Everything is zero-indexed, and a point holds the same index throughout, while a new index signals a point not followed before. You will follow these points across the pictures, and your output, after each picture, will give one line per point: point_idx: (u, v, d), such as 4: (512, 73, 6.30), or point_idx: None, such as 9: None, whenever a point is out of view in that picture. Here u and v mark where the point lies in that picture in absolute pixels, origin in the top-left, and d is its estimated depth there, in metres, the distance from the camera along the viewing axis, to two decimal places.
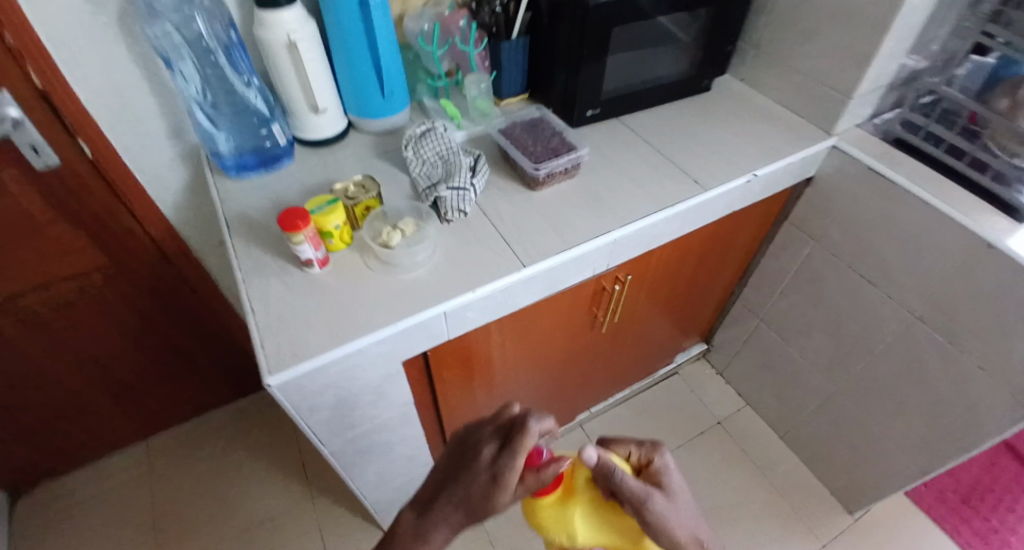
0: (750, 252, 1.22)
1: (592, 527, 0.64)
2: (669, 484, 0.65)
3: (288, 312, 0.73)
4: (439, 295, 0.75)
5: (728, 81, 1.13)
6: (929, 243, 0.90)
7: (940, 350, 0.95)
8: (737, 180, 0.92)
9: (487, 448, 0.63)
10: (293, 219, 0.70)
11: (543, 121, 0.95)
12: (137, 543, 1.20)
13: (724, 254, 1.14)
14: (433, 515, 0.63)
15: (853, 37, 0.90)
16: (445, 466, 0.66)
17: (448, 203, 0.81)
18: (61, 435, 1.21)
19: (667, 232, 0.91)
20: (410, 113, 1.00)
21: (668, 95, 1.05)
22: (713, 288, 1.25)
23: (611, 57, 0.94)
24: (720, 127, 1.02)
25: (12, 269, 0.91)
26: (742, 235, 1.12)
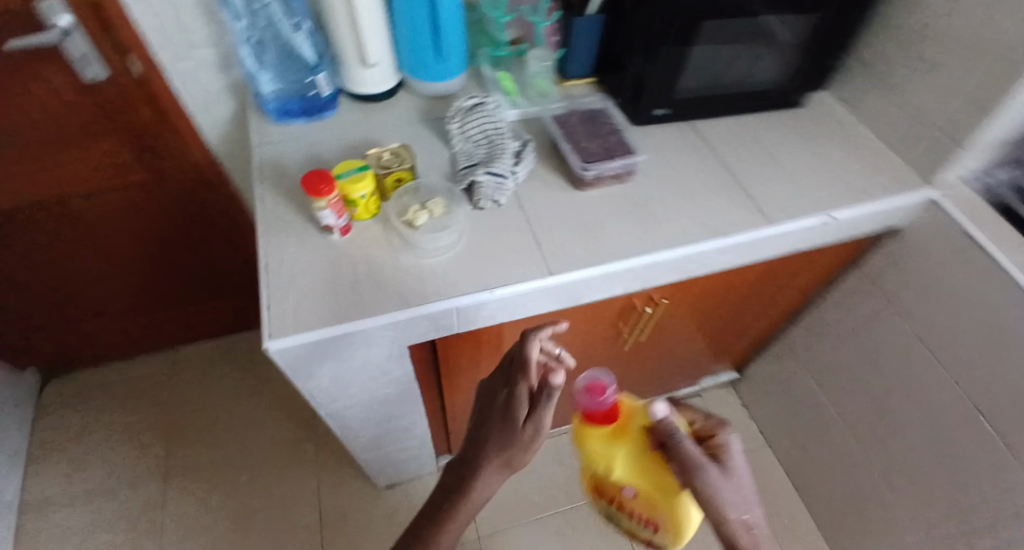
0: (808, 292, 1.11)
1: (629, 468, 0.68)
2: (730, 463, 0.62)
3: (299, 276, 0.70)
4: (456, 289, 0.70)
5: (825, 100, 0.99)
6: (1014, 335, 0.78)
7: (995, 453, 0.83)
8: (809, 220, 0.82)
9: (514, 379, 0.70)
10: (317, 183, 0.67)
11: (604, 114, 0.88)
12: (146, 446, 1.23)
13: (775, 292, 1.05)
14: (476, 454, 0.69)
15: (983, 79, 0.76)
16: (482, 406, 0.72)
17: (484, 190, 0.76)
18: (93, 333, 1.25)
19: (716, 262, 0.82)
20: (467, 81, 0.94)
21: (751, 106, 0.94)
22: (758, 321, 1.16)
23: (695, 52, 0.84)
24: (803, 153, 0.91)
25: (58, 173, 0.93)
26: (803, 273, 1.01)
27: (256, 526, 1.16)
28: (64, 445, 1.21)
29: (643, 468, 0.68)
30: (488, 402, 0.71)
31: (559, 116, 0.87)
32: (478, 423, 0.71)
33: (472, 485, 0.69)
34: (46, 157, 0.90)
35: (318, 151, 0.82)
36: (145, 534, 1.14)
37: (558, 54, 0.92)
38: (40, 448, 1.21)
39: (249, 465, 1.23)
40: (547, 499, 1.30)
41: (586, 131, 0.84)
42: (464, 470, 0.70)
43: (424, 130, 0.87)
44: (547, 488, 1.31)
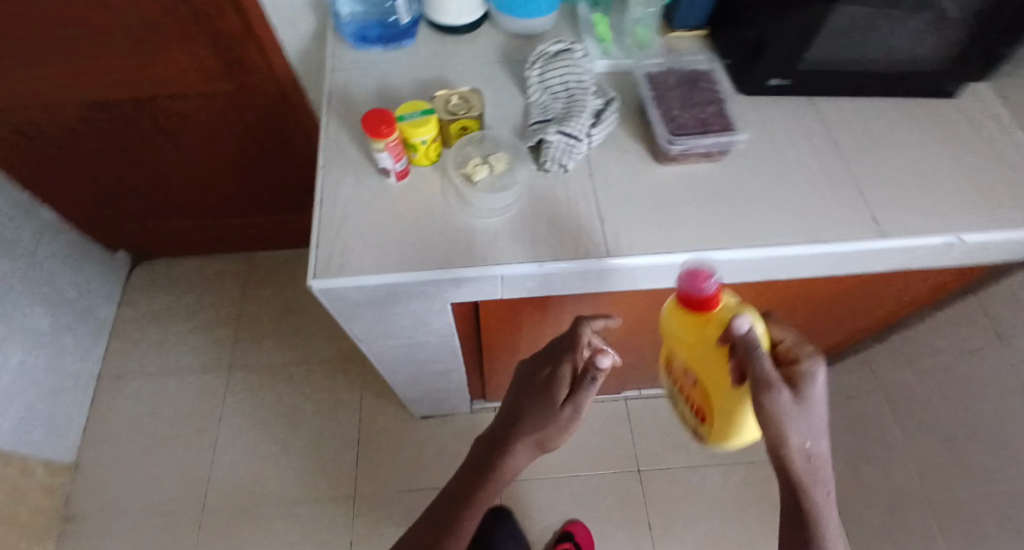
0: (906, 310, 0.98)
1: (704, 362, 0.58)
2: (810, 393, 0.52)
3: (350, 216, 0.67)
4: (505, 255, 0.66)
5: (987, 92, 0.82)
6: None
7: None
8: (930, 240, 0.69)
9: (558, 359, 0.66)
10: (377, 123, 0.63)
11: (707, 77, 0.76)
12: (211, 339, 1.30)
13: (867, 302, 0.92)
14: (507, 435, 0.64)
15: None
16: (516, 390, 0.68)
17: (552, 150, 0.69)
18: (177, 229, 1.32)
19: (803, 269, 0.73)
20: (559, 19, 0.85)
21: (889, 88, 0.79)
22: (839, 330, 1.05)
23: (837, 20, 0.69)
24: (942, 155, 0.76)
25: (148, 72, 0.94)
26: (902, 291, 0.89)
27: (303, 429, 1.22)
28: (145, 324, 1.31)
29: (715, 373, 0.57)
30: (525, 384, 0.67)
31: (654, 73, 0.76)
32: (513, 404, 0.66)
33: (501, 469, 0.63)
34: (137, 54, 0.91)
35: (389, 84, 0.78)
36: (208, 413, 1.22)
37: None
38: (123, 324, 1.31)
39: (305, 369, 1.28)
40: (574, 464, 1.30)
41: (682, 96, 0.74)
42: (493, 451, 0.64)
43: (502, 73, 0.80)
44: (576, 453, 1.31)
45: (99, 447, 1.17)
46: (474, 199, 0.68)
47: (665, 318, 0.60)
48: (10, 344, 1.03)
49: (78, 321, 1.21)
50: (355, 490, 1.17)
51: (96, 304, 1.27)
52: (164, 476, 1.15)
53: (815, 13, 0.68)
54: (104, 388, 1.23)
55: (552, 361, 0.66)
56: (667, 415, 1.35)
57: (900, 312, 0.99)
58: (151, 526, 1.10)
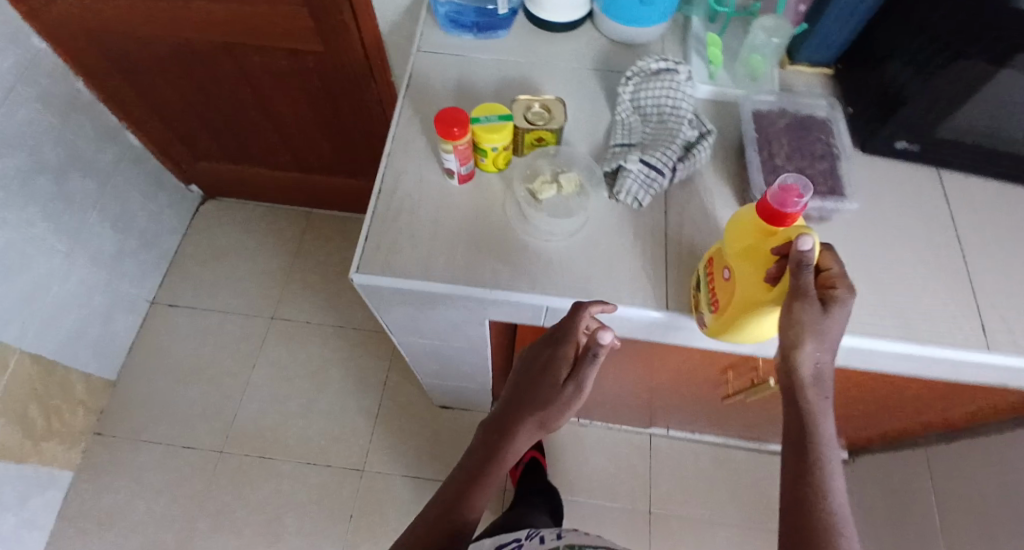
0: (991, 416, 0.87)
1: (737, 275, 0.51)
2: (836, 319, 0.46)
3: (405, 212, 0.64)
4: (558, 285, 0.61)
5: None
6: None
7: None
8: None
9: (557, 336, 0.58)
10: (450, 124, 0.58)
11: (823, 127, 0.66)
12: (260, 286, 1.33)
13: (948, 399, 0.81)
14: (508, 420, 0.57)
15: None
16: (519, 371, 0.60)
17: (628, 182, 0.63)
18: (247, 175, 1.34)
19: (884, 364, 0.64)
20: (667, 31, 0.77)
21: None
22: (907, 419, 0.95)
23: (994, 95, 0.58)
24: None
25: (244, 21, 0.94)
26: (992, 399, 0.78)
27: (326, 392, 1.23)
28: (202, 260, 1.35)
29: (743, 277, 0.51)
30: (526, 364, 0.59)
31: (763, 111, 0.68)
32: (516, 389, 0.59)
33: (503, 454, 0.56)
34: (235, 2, 0.90)
35: (471, 76, 0.74)
36: (244, 357, 1.25)
37: (797, 29, 0.71)
38: (183, 256, 1.36)
39: (341, 333, 1.29)
40: (584, 488, 1.25)
41: (793, 143, 0.65)
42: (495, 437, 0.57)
43: (594, 84, 0.74)
44: (588, 477, 1.26)
45: (140, 369, 1.23)
46: (538, 219, 0.63)
47: (733, 220, 0.54)
48: (72, 258, 1.09)
49: (141, 246, 1.26)
50: (365, 463, 1.17)
51: (162, 232, 1.32)
52: (192, 409, 1.19)
53: (970, 81, 0.58)
54: (155, 314, 1.29)
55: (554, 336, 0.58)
56: (692, 460, 1.28)
57: (984, 417, 0.88)
58: (172, 455, 1.15)
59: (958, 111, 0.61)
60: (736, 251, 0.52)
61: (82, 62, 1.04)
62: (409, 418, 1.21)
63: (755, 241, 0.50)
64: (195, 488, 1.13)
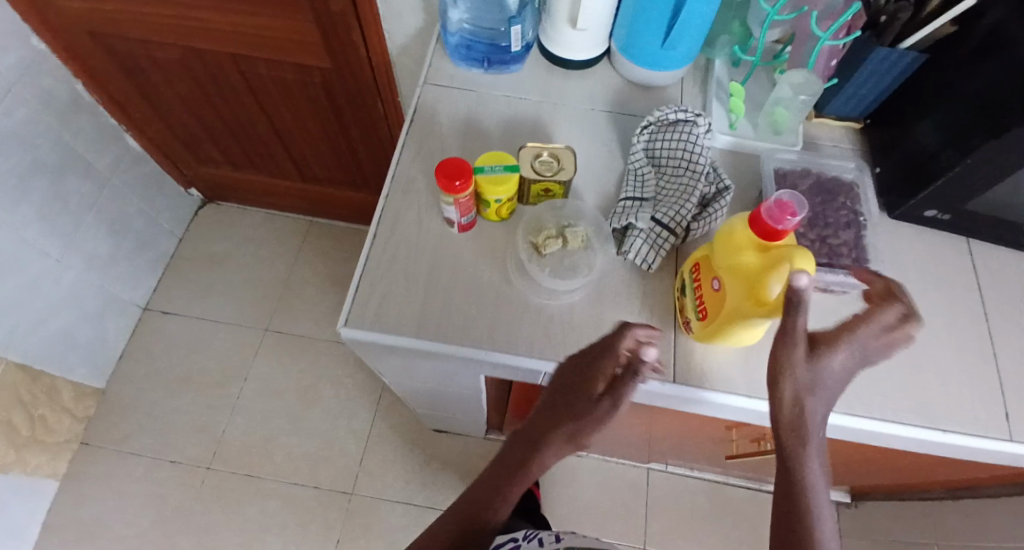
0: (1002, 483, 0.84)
1: (727, 289, 0.51)
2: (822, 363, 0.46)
3: (400, 260, 0.60)
4: (559, 349, 0.58)
5: None
6: None
7: None
8: None
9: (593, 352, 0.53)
10: (451, 177, 0.55)
11: (846, 191, 0.63)
12: (256, 296, 1.30)
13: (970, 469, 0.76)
14: (535, 433, 0.53)
15: None
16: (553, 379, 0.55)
17: (636, 242, 0.60)
18: (248, 182, 1.31)
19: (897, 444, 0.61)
20: (689, 75, 0.75)
21: None
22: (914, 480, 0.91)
23: None
24: None
25: (249, 32, 0.90)
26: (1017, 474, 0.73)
27: (318, 410, 1.20)
28: (198, 267, 1.32)
29: (734, 294, 0.50)
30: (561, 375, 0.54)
31: (786, 170, 0.65)
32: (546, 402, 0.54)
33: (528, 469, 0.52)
34: (241, 14, 0.87)
35: (479, 115, 0.71)
36: (236, 369, 1.23)
37: (827, 83, 0.67)
38: (179, 262, 1.33)
39: (336, 348, 1.26)
40: (577, 523, 1.22)
41: (816, 207, 0.61)
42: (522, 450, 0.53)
43: (607, 129, 0.71)
44: (582, 512, 1.23)
45: (130, 378, 1.21)
46: (540, 276, 0.59)
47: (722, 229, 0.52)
48: (66, 264, 1.06)
49: (136, 251, 1.23)
50: (353, 485, 1.14)
51: (159, 237, 1.29)
52: (179, 421, 1.17)
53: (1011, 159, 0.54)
54: (147, 321, 1.26)
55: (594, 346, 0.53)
56: (687, 499, 1.25)
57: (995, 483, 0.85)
58: (157, 467, 1.13)
59: (996, 186, 0.57)
60: (724, 265, 0.51)
61: (83, 65, 1.01)
62: (401, 443, 1.18)
63: (743, 261, 0.49)
64: (179, 505, 1.10)
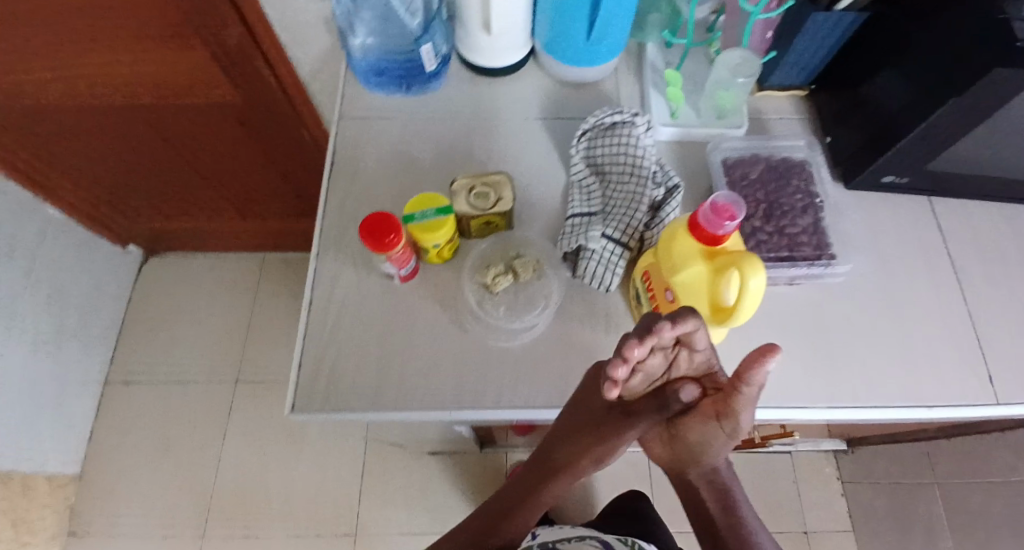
0: None
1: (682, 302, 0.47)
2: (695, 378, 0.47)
3: (344, 325, 0.56)
4: (527, 393, 0.54)
5: None
6: None
7: None
8: None
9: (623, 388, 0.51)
10: (382, 232, 0.49)
11: (798, 171, 0.61)
12: (221, 345, 1.25)
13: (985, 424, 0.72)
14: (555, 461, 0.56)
15: None
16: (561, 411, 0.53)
17: (589, 264, 0.57)
18: (188, 229, 1.24)
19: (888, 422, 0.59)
20: (620, 65, 0.71)
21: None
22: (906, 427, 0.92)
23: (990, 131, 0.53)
24: None
25: (149, 80, 0.82)
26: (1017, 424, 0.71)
27: (306, 453, 1.17)
28: (154, 326, 1.26)
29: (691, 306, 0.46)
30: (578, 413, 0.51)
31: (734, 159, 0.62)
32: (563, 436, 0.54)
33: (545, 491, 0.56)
34: (134, 64, 0.78)
35: (405, 144, 0.65)
36: (214, 426, 1.18)
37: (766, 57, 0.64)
38: (132, 326, 1.26)
39: None
40: None
41: (770, 195, 0.59)
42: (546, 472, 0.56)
43: (544, 139, 0.67)
44: None
45: (105, 455, 1.16)
46: (494, 317, 0.55)
47: (663, 238, 0.48)
48: (10, 356, 0.99)
49: (84, 324, 1.16)
50: (356, 521, 1.12)
51: (104, 305, 1.22)
52: (166, 491, 1.13)
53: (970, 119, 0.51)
54: (112, 394, 1.20)
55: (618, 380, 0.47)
56: None
57: None
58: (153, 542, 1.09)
59: (956, 145, 0.55)
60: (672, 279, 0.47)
61: None
62: (397, 471, 1.16)
63: (694, 275, 0.45)
64: None
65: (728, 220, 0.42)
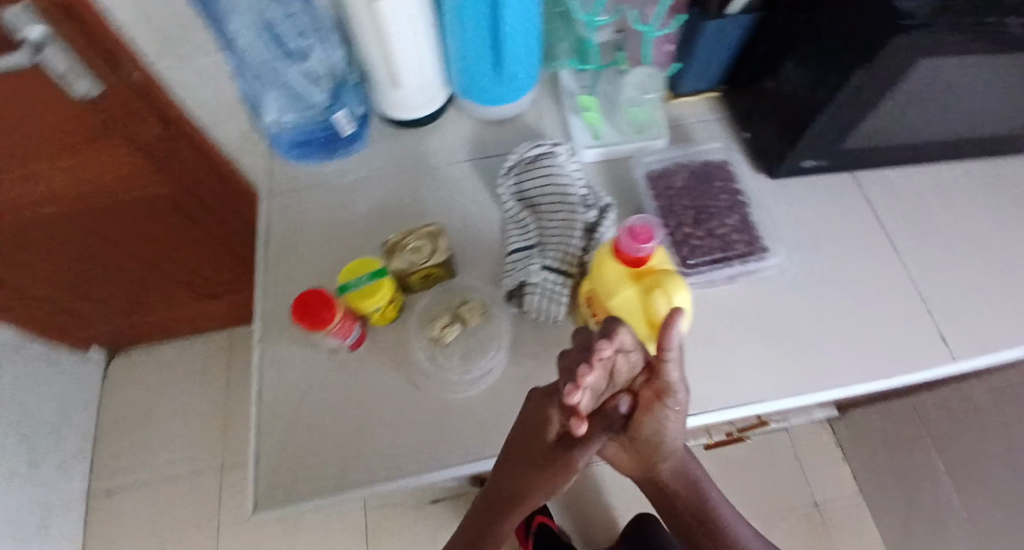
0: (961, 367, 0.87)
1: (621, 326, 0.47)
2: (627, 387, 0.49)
3: (299, 405, 0.55)
4: (491, 440, 0.53)
5: None
6: None
7: None
8: (1007, 352, 0.58)
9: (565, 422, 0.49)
10: (318, 309, 0.49)
11: (717, 175, 0.63)
12: (202, 433, 1.22)
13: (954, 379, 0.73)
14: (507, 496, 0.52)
15: None
16: (504, 445, 0.51)
17: (535, 300, 0.57)
18: (149, 321, 1.22)
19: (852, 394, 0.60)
20: (538, 96, 0.73)
21: (941, 156, 0.65)
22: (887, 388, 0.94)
23: (890, 106, 0.55)
24: (1007, 233, 0.64)
25: (76, 186, 0.81)
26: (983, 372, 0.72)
27: (307, 526, 1.15)
28: (130, 426, 1.23)
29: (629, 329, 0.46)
30: (521, 446, 0.49)
31: (656, 171, 0.64)
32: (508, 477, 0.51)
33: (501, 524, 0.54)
34: (58, 175, 0.78)
35: (338, 209, 0.66)
36: (208, 517, 1.15)
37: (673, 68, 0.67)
38: (107, 431, 1.23)
39: None
40: None
41: (698, 200, 0.61)
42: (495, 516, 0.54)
43: (474, 181, 0.67)
44: None
45: None
46: (446, 370, 0.55)
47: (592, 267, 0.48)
48: None
49: (56, 439, 1.13)
50: None
51: (75, 415, 1.19)
52: None
53: (868, 98, 0.53)
54: (97, 507, 1.17)
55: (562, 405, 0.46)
56: None
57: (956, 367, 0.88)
58: None
59: (864, 122, 0.57)
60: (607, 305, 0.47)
61: None
62: (401, 528, 1.14)
63: (627, 298, 0.45)
64: None
65: (648, 238, 0.43)
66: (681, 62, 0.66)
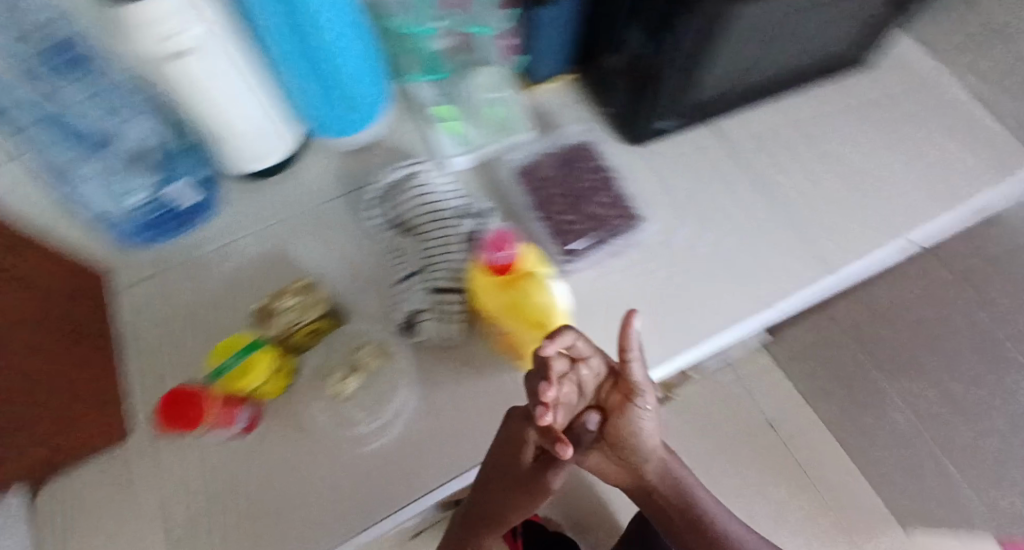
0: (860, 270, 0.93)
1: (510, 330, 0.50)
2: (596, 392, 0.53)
3: (204, 506, 0.50)
4: (413, 480, 0.51)
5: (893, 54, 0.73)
6: None
7: None
8: (878, 252, 0.62)
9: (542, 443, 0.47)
10: (183, 412, 0.46)
11: (583, 156, 0.64)
12: None
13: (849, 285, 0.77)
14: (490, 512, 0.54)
15: None
16: (483, 467, 0.51)
17: (428, 329, 0.54)
18: None
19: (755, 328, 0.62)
20: (399, 115, 0.71)
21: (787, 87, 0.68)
22: None
23: (724, 53, 0.56)
24: (860, 144, 0.68)
25: None
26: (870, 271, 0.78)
27: None
28: None
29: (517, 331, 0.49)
30: (499, 470, 0.49)
31: (526, 165, 0.64)
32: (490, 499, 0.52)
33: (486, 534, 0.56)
34: None
35: (209, 283, 0.61)
36: None
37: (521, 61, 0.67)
38: None
39: None
40: None
41: (566, 185, 0.62)
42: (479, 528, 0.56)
43: (348, 220, 0.64)
44: None
45: None
46: (354, 421, 0.53)
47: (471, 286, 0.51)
48: None
49: None
50: None
51: None
52: None
53: (701, 50, 0.54)
54: None
55: (542, 431, 0.45)
56: None
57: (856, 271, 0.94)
58: None
59: (703, 71, 0.58)
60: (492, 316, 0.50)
61: None
62: None
63: (506, 305, 0.48)
64: None
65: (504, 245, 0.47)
66: (528, 53, 0.67)
